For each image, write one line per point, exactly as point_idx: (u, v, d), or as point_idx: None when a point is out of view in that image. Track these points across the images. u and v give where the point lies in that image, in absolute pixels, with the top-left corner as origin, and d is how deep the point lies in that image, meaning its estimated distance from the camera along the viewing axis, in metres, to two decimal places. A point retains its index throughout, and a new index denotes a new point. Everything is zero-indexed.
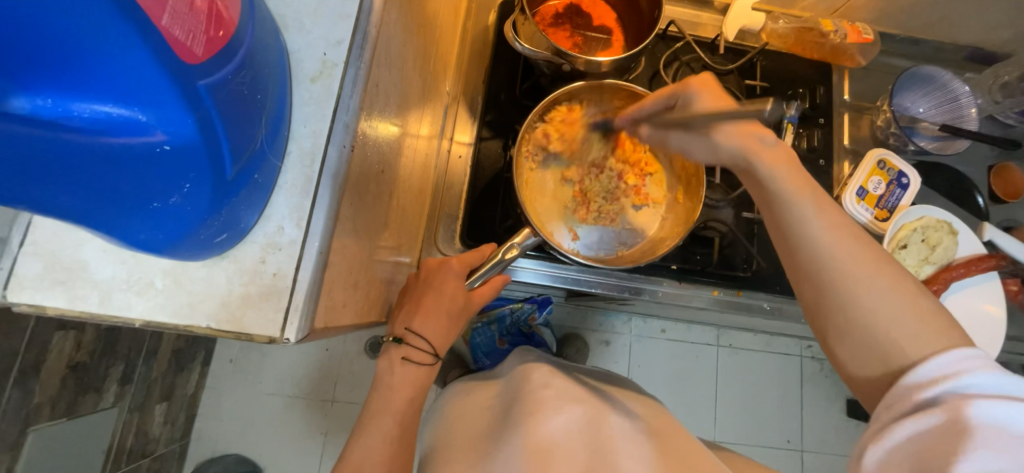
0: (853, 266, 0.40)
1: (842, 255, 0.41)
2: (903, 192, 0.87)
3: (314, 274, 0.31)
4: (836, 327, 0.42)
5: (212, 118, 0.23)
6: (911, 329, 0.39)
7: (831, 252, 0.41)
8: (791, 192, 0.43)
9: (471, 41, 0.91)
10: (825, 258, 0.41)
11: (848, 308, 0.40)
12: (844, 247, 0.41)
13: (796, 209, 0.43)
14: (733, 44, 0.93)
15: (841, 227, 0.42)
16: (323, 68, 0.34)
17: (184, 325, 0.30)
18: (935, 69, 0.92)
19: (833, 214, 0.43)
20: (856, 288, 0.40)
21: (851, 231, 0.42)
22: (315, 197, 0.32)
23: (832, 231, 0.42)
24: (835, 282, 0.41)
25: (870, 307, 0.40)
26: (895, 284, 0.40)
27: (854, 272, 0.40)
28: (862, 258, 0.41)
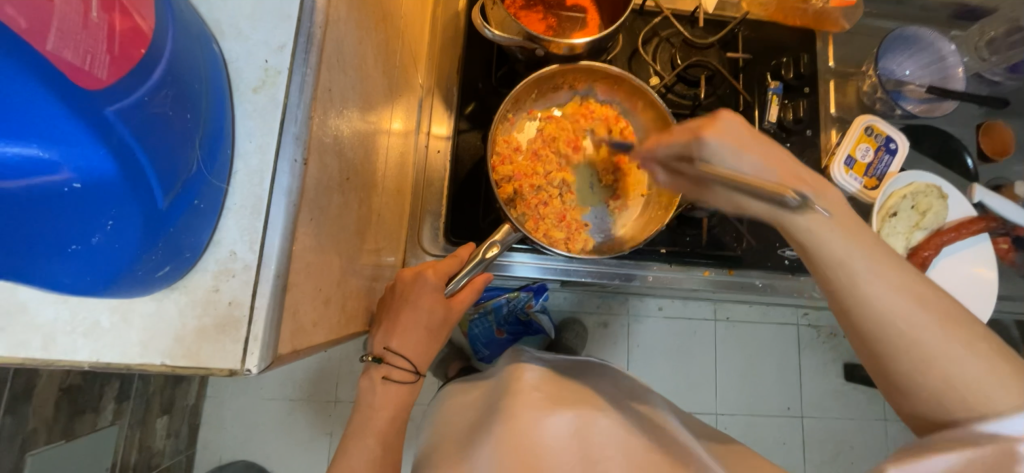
0: (922, 328, 0.37)
1: (902, 309, 0.37)
2: (892, 158, 0.86)
3: (272, 302, 0.29)
4: (900, 384, 0.39)
5: (130, 146, 0.21)
6: (997, 390, 0.36)
7: (891, 318, 0.38)
8: (846, 255, 0.38)
9: (443, 28, 0.88)
10: (918, 333, 0.37)
11: (924, 375, 0.38)
12: (910, 309, 0.37)
13: (846, 275, 0.38)
14: (713, 16, 0.90)
15: (906, 289, 0.37)
16: (266, 76, 0.32)
17: (136, 363, 0.28)
18: (921, 29, 0.90)
19: (897, 275, 0.38)
20: (925, 358, 0.37)
21: (908, 281, 0.38)
22: (267, 218, 0.30)
23: (897, 293, 0.37)
24: (906, 348, 0.38)
25: (937, 368, 0.37)
26: (962, 345, 0.36)
27: (906, 323, 0.37)
28: (932, 316, 0.37)
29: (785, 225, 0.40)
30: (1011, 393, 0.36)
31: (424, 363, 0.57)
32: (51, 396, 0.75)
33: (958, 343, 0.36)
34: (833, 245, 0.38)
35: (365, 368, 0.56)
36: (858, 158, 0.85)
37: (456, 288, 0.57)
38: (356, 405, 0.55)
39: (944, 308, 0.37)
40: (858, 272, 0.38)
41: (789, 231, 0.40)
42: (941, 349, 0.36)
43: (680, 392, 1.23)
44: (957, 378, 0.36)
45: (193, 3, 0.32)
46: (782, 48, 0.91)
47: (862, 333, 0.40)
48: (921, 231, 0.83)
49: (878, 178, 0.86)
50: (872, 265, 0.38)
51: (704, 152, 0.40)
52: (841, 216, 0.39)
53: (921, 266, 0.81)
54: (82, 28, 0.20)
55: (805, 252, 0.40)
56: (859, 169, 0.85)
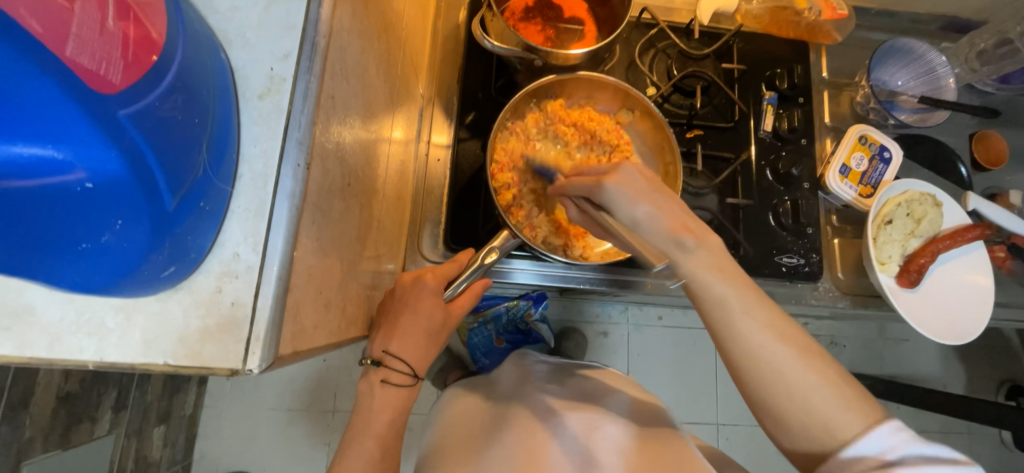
0: (786, 360, 0.42)
1: (765, 341, 0.42)
2: (886, 166, 0.87)
3: (274, 302, 0.30)
4: (776, 415, 0.43)
5: (139, 148, 0.22)
6: (850, 420, 0.41)
7: (756, 356, 0.43)
8: (723, 295, 0.43)
9: (443, 39, 0.89)
10: (779, 376, 0.42)
11: (793, 404, 0.42)
12: (776, 343, 0.42)
13: (726, 309, 0.43)
14: (708, 28, 0.92)
15: (774, 326, 0.43)
16: (272, 83, 0.33)
17: (140, 363, 0.29)
18: (911, 41, 0.92)
19: (763, 310, 0.43)
20: (791, 386, 0.42)
21: (774, 320, 0.43)
22: (270, 220, 0.31)
23: (763, 330, 0.43)
24: (772, 380, 0.42)
25: (803, 396, 0.42)
26: (821, 376, 0.42)
27: (772, 354, 0.42)
28: (788, 347, 0.42)
29: (679, 273, 0.44)
30: (859, 416, 0.41)
31: (423, 367, 0.57)
32: (48, 406, 0.75)
33: (813, 379, 0.41)
34: (712, 287, 0.43)
35: (363, 371, 0.56)
36: (853, 167, 0.87)
37: (455, 294, 0.57)
38: (356, 408, 0.55)
39: (803, 344, 0.43)
40: (735, 308, 0.43)
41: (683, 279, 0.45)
42: (803, 383, 0.41)
43: (680, 403, 1.22)
44: (818, 405, 0.41)
45: (202, 14, 0.33)
46: (777, 59, 0.93)
47: (737, 366, 0.44)
48: (918, 238, 0.84)
49: (873, 186, 0.87)
50: (740, 302, 0.43)
51: (604, 196, 0.42)
52: (719, 261, 0.43)
53: (918, 273, 0.81)
54: (99, 35, 0.21)
55: (689, 290, 0.44)
56: (853, 177, 0.86)
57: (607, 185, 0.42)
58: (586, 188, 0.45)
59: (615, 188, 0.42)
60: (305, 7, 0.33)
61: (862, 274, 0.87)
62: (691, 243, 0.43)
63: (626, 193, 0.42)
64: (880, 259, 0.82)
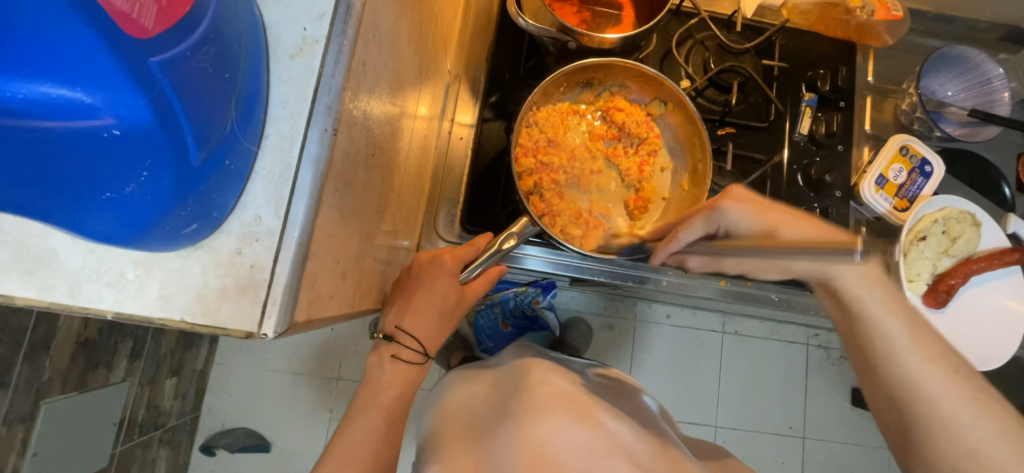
0: (956, 401, 0.42)
1: (932, 376, 0.43)
2: (925, 181, 0.83)
3: (293, 268, 0.29)
4: (907, 422, 0.44)
5: (169, 100, 0.21)
6: (999, 448, 0.40)
7: (907, 371, 0.43)
8: (880, 315, 0.44)
9: (476, 15, 0.87)
10: (925, 387, 0.43)
11: (955, 447, 0.41)
12: (944, 379, 0.43)
13: (888, 336, 0.44)
14: (751, 22, 0.88)
15: (938, 359, 0.43)
16: (303, 44, 0.32)
17: (157, 317, 0.29)
18: (969, 49, 0.87)
19: (933, 342, 0.44)
20: (960, 429, 0.41)
21: (943, 355, 0.43)
22: (294, 185, 0.30)
23: (931, 364, 0.43)
24: (917, 395, 0.43)
25: (976, 445, 0.41)
26: (1000, 426, 0.41)
27: (934, 388, 0.42)
28: (960, 388, 0.42)
29: (831, 281, 0.44)
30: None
31: (434, 346, 0.57)
32: (67, 349, 0.77)
33: (964, 396, 0.42)
34: (873, 306, 0.44)
35: (374, 345, 0.56)
36: (890, 178, 0.83)
37: (471, 277, 0.57)
38: (364, 380, 0.55)
39: (976, 388, 0.42)
40: (897, 336, 0.44)
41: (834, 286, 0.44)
42: (949, 399, 0.42)
43: (681, 402, 1.22)
44: (987, 455, 0.40)
45: None
46: (821, 59, 0.89)
47: (892, 397, 0.45)
48: (950, 258, 0.80)
49: (909, 200, 0.83)
50: (897, 316, 0.44)
51: (725, 217, 0.52)
52: (875, 285, 0.44)
53: (946, 294, 0.79)
54: None
55: (842, 306, 0.45)
56: (889, 189, 0.82)
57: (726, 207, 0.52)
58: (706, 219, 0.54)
59: (730, 209, 0.52)
60: None
61: (887, 290, 0.84)
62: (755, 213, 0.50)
63: (740, 213, 0.51)
64: (909, 276, 0.78)
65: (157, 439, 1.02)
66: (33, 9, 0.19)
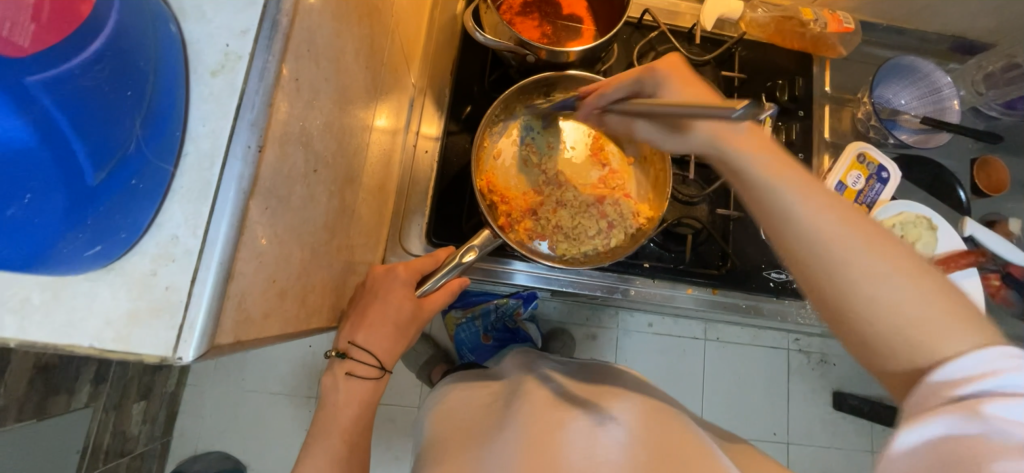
0: (867, 264, 0.36)
1: (861, 265, 0.37)
2: (883, 186, 0.86)
3: (213, 288, 0.29)
4: (862, 340, 0.37)
5: None
6: (951, 333, 0.35)
7: (840, 254, 0.37)
8: (773, 180, 0.39)
9: (440, 28, 0.88)
10: (854, 281, 0.36)
11: (859, 300, 0.36)
12: (844, 236, 0.37)
13: (780, 200, 0.39)
14: (711, 34, 0.90)
15: (834, 214, 0.38)
16: (226, 60, 0.31)
17: (63, 344, 0.27)
18: (918, 59, 0.90)
19: (821, 197, 0.39)
20: (882, 288, 0.36)
21: (843, 213, 0.38)
22: (213, 204, 0.29)
23: (835, 227, 0.38)
24: (836, 268, 0.37)
25: (880, 299, 0.36)
26: (907, 278, 0.36)
27: (856, 254, 0.37)
28: (859, 238, 0.37)
29: (725, 158, 0.41)
30: (965, 331, 0.35)
31: (392, 361, 0.56)
32: (22, 375, 0.73)
33: (886, 267, 0.36)
34: (753, 170, 0.40)
35: (329, 363, 0.54)
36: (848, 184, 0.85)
37: (429, 290, 0.56)
38: (320, 402, 0.53)
39: (883, 243, 0.37)
40: (789, 201, 0.39)
41: (727, 163, 0.41)
42: (869, 275, 0.36)
43: None
44: (900, 306, 0.35)
45: None
46: (778, 69, 0.91)
47: (815, 279, 0.38)
48: None
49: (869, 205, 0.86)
50: (802, 194, 0.39)
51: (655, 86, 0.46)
52: (769, 148, 0.41)
53: None
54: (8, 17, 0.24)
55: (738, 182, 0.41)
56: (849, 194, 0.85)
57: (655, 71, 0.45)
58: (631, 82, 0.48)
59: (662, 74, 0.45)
60: None
61: None
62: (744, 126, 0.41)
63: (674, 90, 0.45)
64: None
65: (124, 465, 0.98)
66: None
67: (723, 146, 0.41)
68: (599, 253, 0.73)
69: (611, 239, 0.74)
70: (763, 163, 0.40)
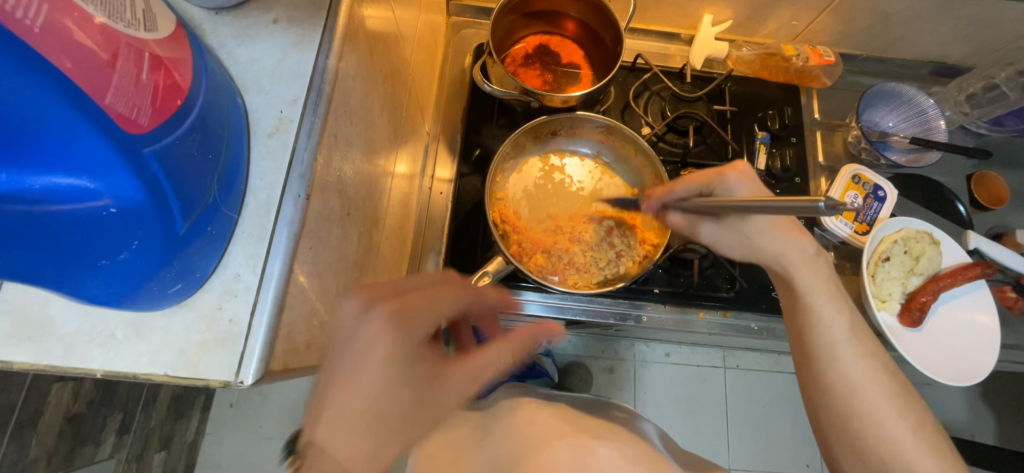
0: (877, 396, 0.50)
1: (885, 408, 0.50)
2: (881, 204, 0.90)
3: (268, 319, 0.33)
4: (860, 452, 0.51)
5: (159, 180, 0.26)
6: (936, 470, 0.48)
7: (864, 392, 0.50)
8: (826, 318, 0.52)
9: (449, 82, 0.96)
10: (875, 412, 0.50)
11: (873, 429, 0.50)
12: (874, 377, 0.51)
13: (830, 329, 0.52)
14: (700, 72, 0.97)
15: (870, 358, 0.52)
16: (280, 124, 0.37)
17: (142, 373, 0.32)
18: (900, 85, 0.95)
19: (863, 343, 0.53)
20: (887, 415, 0.50)
21: (866, 353, 0.52)
22: (269, 245, 0.34)
23: (862, 359, 0.52)
24: (858, 401, 0.50)
25: (890, 434, 0.49)
26: (907, 419, 0.50)
27: (872, 394, 0.50)
28: (881, 386, 0.51)
29: (788, 274, 0.53)
30: (939, 464, 0.48)
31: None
32: (54, 426, 0.75)
33: (895, 412, 0.50)
34: (816, 299, 0.53)
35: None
36: (847, 204, 0.89)
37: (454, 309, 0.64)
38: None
39: (895, 385, 0.51)
40: (840, 332, 0.52)
41: (791, 284, 0.54)
42: (886, 416, 0.50)
43: (691, 447, 1.19)
44: (899, 438, 0.49)
45: (224, 64, 0.38)
46: (767, 100, 0.98)
47: (840, 399, 0.51)
48: (918, 276, 0.85)
49: (868, 224, 0.89)
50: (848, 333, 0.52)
51: (726, 185, 0.48)
52: (830, 283, 0.54)
53: (920, 312, 0.82)
54: (134, 86, 0.25)
55: (797, 308, 0.54)
56: (848, 214, 0.89)
57: (729, 175, 0.46)
58: (700, 183, 0.49)
59: (736, 179, 0.47)
60: (313, 58, 0.38)
61: (862, 312, 0.88)
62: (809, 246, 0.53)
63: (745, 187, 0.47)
64: (879, 296, 0.84)
65: None
66: (27, 113, 0.22)
67: (789, 263, 0.53)
68: (607, 280, 0.77)
69: (619, 268, 0.78)
70: (824, 293, 0.53)
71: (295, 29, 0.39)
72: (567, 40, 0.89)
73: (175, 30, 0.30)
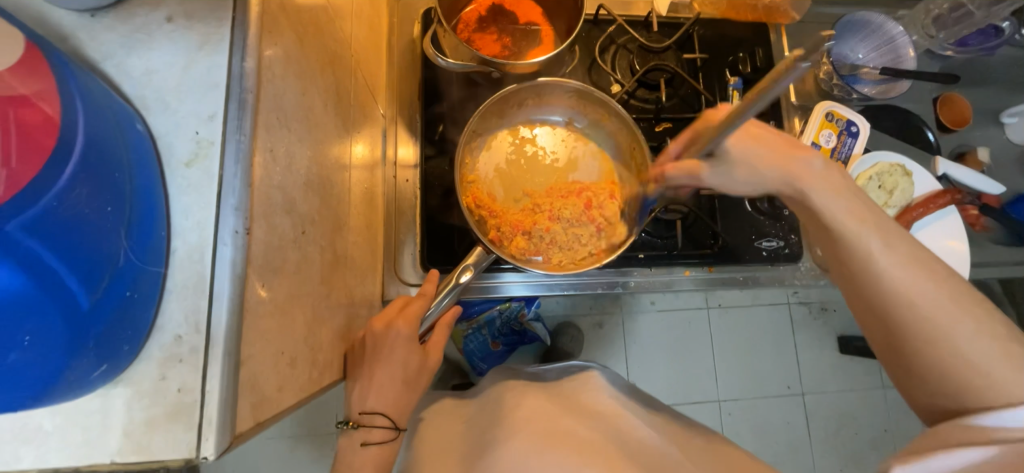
0: (937, 302, 0.44)
1: (950, 319, 0.44)
2: (854, 140, 0.89)
3: (224, 382, 0.28)
4: (913, 359, 0.46)
5: (42, 257, 0.21)
6: (1011, 377, 0.43)
7: (918, 302, 0.44)
8: (856, 230, 0.47)
9: (400, 55, 0.87)
10: (940, 325, 0.44)
11: (941, 344, 0.44)
12: (928, 284, 0.45)
13: (865, 245, 0.46)
14: (666, 19, 0.91)
15: (914, 261, 0.45)
16: (198, 148, 0.31)
17: (84, 465, 0.27)
18: (868, 14, 0.93)
19: (905, 249, 0.46)
20: (951, 322, 0.44)
21: (913, 259, 0.46)
22: (210, 296, 0.29)
23: (904, 267, 0.45)
24: (915, 318, 0.45)
25: (958, 350, 0.44)
26: (979, 325, 0.44)
27: (924, 305, 0.44)
28: (944, 292, 0.44)
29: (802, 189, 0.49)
30: (1022, 370, 0.42)
31: (403, 417, 0.58)
32: None
33: (967, 321, 0.44)
34: (835, 214, 0.48)
35: (342, 430, 0.56)
36: (822, 144, 0.88)
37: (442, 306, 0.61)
38: (337, 461, 0.56)
39: (957, 292, 0.45)
40: (873, 247, 0.46)
41: (809, 203, 0.50)
42: (950, 326, 0.44)
43: (681, 389, 1.23)
44: (964, 350, 0.43)
45: (115, 80, 0.31)
46: (737, 41, 0.93)
47: (886, 312, 0.46)
48: (892, 209, 0.86)
49: (843, 162, 0.88)
50: (881, 242, 0.46)
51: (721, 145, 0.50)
52: (839, 192, 0.49)
53: None
54: None
55: (825, 223, 0.49)
56: (823, 154, 0.87)
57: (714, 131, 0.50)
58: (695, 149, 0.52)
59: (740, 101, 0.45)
60: (226, 62, 0.32)
61: None
62: (817, 163, 0.50)
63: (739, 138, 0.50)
64: None
65: None
66: None
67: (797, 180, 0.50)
68: (592, 254, 0.74)
69: (603, 239, 0.75)
70: (843, 207, 0.48)
71: (198, 27, 0.32)
72: None
73: (28, 51, 0.24)
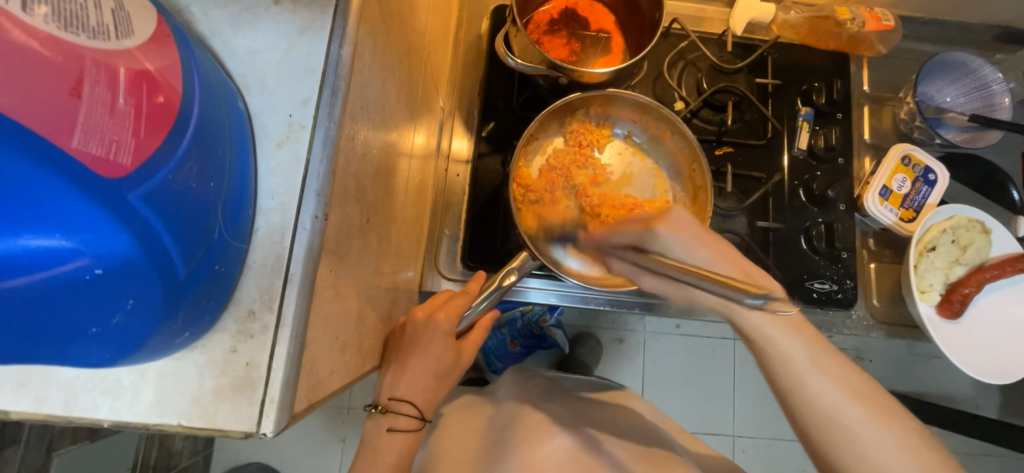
0: (854, 416, 0.46)
1: (867, 432, 0.45)
2: (930, 189, 0.83)
3: (289, 362, 0.29)
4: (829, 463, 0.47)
5: (152, 227, 0.22)
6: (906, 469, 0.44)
7: (831, 409, 0.46)
8: (774, 338, 0.47)
9: (465, 49, 0.87)
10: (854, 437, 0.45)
11: (845, 453, 0.46)
12: (839, 394, 0.46)
13: (798, 365, 0.47)
14: (741, 39, 0.88)
15: (842, 381, 0.47)
16: (290, 131, 0.31)
17: (153, 423, 0.28)
18: (964, 55, 0.86)
19: (831, 364, 0.47)
20: (841, 422, 0.46)
21: (844, 373, 0.47)
22: (286, 277, 0.30)
23: (826, 381, 0.47)
24: (832, 428, 0.46)
25: (865, 454, 0.45)
26: (882, 424, 0.45)
27: (847, 414, 0.46)
28: (846, 393, 0.46)
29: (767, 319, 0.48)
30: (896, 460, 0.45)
31: (430, 409, 0.59)
32: None
33: (853, 406, 0.46)
34: (765, 337, 0.48)
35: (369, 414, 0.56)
36: (893, 189, 0.82)
37: (480, 308, 0.61)
38: (361, 446, 0.55)
39: (854, 381, 0.47)
40: (802, 364, 0.47)
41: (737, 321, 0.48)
42: (857, 436, 0.45)
43: (697, 418, 1.19)
44: (871, 458, 0.45)
45: (220, 56, 0.32)
46: (813, 70, 0.88)
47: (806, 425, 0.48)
48: (963, 266, 0.80)
49: (915, 210, 0.82)
50: (812, 359, 0.47)
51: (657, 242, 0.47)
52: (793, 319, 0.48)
53: (962, 304, 0.78)
54: (108, 116, 0.21)
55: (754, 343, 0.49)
56: (893, 199, 0.82)
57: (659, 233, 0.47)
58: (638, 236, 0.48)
59: (667, 231, 0.47)
60: (325, 48, 0.32)
61: (899, 303, 0.83)
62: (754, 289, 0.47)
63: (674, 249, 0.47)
64: (920, 287, 0.79)
65: None
66: None
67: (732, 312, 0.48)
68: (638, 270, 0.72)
69: None
70: (762, 319, 0.47)
71: (301, 10, 0.32)
72: (597, 3, 0.79)
73: (158, 29, 0.25)
